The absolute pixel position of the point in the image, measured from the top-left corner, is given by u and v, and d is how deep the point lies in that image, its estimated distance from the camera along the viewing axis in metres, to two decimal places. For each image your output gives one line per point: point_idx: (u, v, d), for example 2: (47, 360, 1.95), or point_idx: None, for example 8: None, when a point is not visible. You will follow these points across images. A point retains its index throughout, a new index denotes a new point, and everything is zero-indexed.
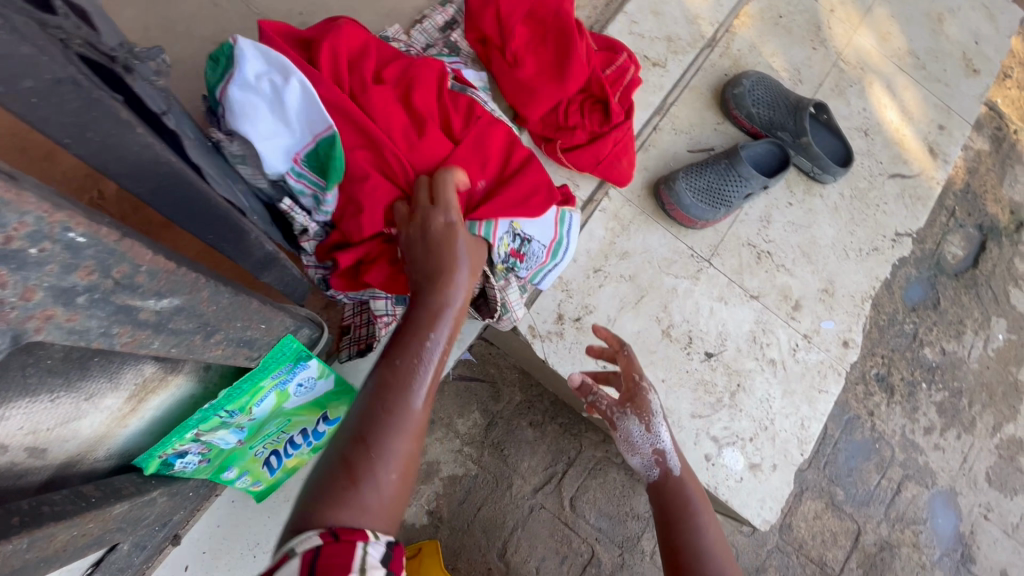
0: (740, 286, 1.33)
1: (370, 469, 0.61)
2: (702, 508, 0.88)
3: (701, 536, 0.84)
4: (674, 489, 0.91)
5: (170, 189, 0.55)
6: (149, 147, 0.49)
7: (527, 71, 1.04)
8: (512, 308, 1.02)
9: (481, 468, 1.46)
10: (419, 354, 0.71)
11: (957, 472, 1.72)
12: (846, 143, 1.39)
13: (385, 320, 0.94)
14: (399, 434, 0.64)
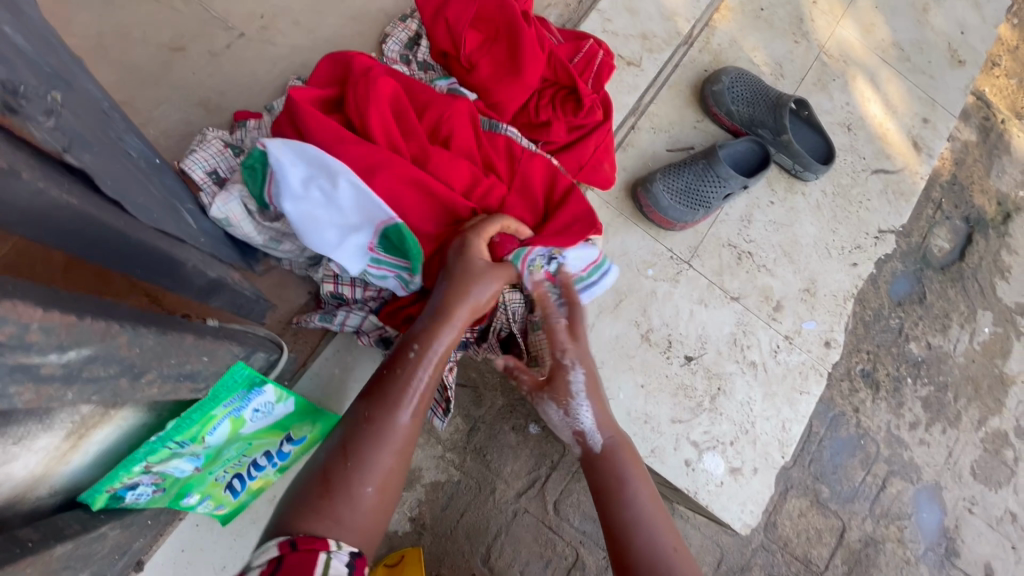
0: (720, 287, 1.31)
1: (346, 480, 0.70)
2: (636, 472, 0.90)
3: (638, 509, 0.85)
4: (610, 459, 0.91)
5: (80, 230, 0.52)
6: (40, 192, 0.45)
7: (487, 75, 1.00)
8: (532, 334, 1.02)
9: (464, 473, 1.45)
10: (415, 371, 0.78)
11: (942, 467, 1.72)
12: (827, 140, 1.37)
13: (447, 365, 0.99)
14: (378, 447, 0.73)
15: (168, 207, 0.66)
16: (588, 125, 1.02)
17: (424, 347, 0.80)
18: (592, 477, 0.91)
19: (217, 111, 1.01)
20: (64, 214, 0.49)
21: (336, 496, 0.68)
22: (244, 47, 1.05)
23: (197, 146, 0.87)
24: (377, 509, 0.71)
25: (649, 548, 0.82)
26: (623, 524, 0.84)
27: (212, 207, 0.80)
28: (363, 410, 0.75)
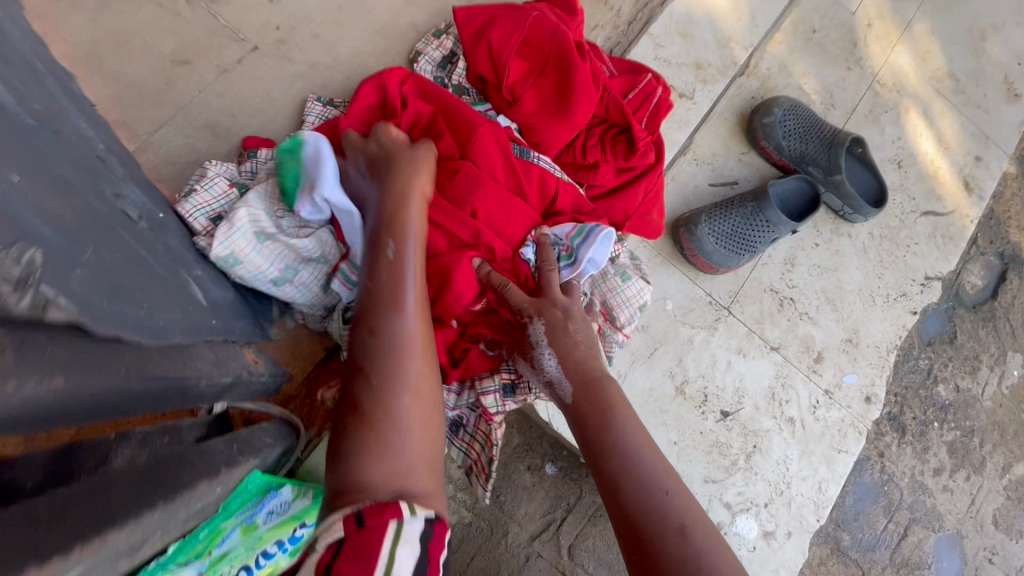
0: (760, 336, 1.23)
1: (381, 446, 0.60)
2: (626, 414, 0.77)
3: (635, 453, 0.73)
4: (598, 394, 0.78)
5: (69, 409, 0.39)
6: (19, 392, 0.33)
7: (530, 111, 0.88)
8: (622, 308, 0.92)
9: (476, 515, 1.37)
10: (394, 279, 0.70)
11: (964, 515, 1.67)
12: (880, 180, 1.27)
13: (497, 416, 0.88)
14: (401, 396, 0.64)
15: (189, 303, 0.55)
16: (637, 168, 0.92)
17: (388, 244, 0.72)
18: (580, 424, 0.77)
19: (225, 136, 0.90)
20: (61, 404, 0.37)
21: (359, 445, 0.59)
22: (257, 63, 0.93)
23: (197, 185, 0.73)
24: (427, 442, 0.63)
25: (651, 499, 0.69)
26: (619, 472, 0.72)
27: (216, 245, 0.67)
28: (362, 377, 0.65)
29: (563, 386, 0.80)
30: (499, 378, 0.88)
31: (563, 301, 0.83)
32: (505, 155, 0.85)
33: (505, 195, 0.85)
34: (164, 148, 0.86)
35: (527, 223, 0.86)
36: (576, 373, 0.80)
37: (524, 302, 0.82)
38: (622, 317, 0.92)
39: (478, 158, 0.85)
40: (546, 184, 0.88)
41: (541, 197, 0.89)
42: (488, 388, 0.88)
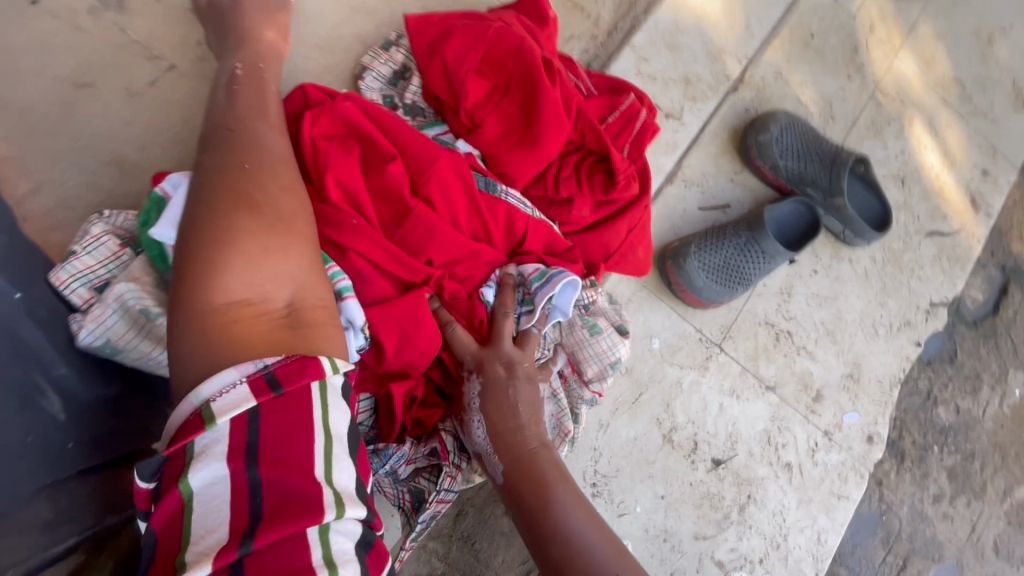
0: (754, 375, 1.12)
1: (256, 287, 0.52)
2: (564, 489, 0.64)
3: (578, 539, 0.60)
4: (534, 469, 0.65)
5: None
6: None
7: (492, 140, 0.74)
8: (590, 364, 0.80)
9: (449, 565, 1.27)
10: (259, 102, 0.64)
11: (964, 543, 1.60)
12: (884, 201, 1.17)
13: (450, 474, 0.72)
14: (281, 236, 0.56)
15: (22, 443, 0.43)
16: (618, 202, 0.80)
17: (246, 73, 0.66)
18: (515, 507, 0.64)
19: (136, 172, 0.77)
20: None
21: (237, 246, 0.52)
22: (175, 85, 0.81)
23: (77, 247, 0.60)
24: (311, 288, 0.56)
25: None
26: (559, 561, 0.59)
27: (84, 333, 0.54)
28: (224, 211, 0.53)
29: (493, 463, 0.67)
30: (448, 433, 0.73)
31: (509, 353, 0.71)
32: (465, 193, 0.71)
33: (463, 241, 0.71)
34: (61, 190, 0.74)
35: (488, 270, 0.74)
36: (509, 448, 0.66)
37: (467, 351, 0.71)
38: (590, 371, 0.80)
39: (433, 199, 0.70)
40: (511, 225, 0.74)
41: (507, 237, 0.75)
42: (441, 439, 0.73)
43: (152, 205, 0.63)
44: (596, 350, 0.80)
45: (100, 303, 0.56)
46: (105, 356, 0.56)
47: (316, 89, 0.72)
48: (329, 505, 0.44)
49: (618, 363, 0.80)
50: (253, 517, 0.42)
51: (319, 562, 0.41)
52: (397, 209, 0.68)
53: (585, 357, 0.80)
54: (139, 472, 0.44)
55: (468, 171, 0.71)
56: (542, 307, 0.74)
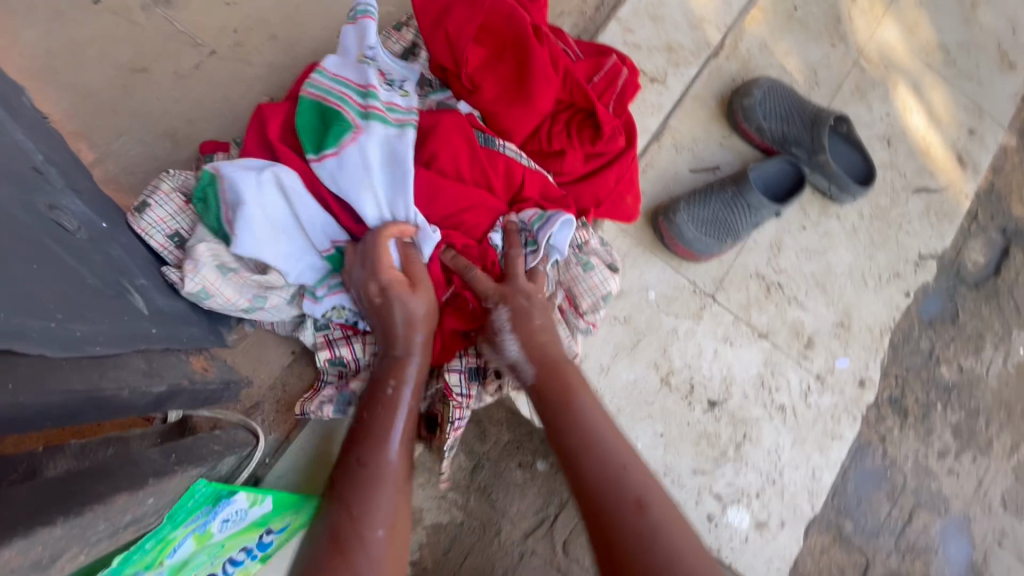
0: (747, 323, 1.20)
1: (355, 529, 0.62)
2: (589, 396, 0.76)
3: (598, 435, 0.71)
4: (561, 376, 0.77)
5: None
6: None
7: (490, 99, 0.84)
8: (585, 295, 0.89)
9: (468, 514, 1.37)
10: (389, 415, 0.69)
11: (970, 497, 1.63)
12: (868, 159, 1.24)
13: (457, 398, 0.83)
14: (383, 486, 0.65)
15: (120, 319, 0.54)
16: (607, 154, 0.89)
17: (387, 387, 0.71)
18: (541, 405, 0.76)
19: (184, 142, 0.89)
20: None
21: (345, 503, 0.64)
22: (215, 67, 0.93)
23: (150, 200, 0.71)
24: (391, 548, 0.63)
25: (610, 479, 0.68)
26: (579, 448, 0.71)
27: (184, 282, 0.68)
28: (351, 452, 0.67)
29: (523, 367, 0.78)
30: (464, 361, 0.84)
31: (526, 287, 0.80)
32: (469, 148, 0.80)
33: (469, 191, 0.80)
34: (124, 158, 0.86)
35: (495, 215, 0.83)
36: (539, 355, 0.78)
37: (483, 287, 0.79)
38: (584, 303, 0.89)
39: (440, 158, 0.79)
40: (511, 175, 0.83)
41: (508, 187, 0.85)
42: (454, 367, 0.84)
43: (207, 185, 0.70)
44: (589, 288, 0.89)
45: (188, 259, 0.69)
46: (195, 300, 0.70)
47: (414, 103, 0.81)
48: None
49: (609, 296, 0.89)
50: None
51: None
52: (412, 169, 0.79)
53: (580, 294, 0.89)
54: None
55: (469, 128, 0.81)
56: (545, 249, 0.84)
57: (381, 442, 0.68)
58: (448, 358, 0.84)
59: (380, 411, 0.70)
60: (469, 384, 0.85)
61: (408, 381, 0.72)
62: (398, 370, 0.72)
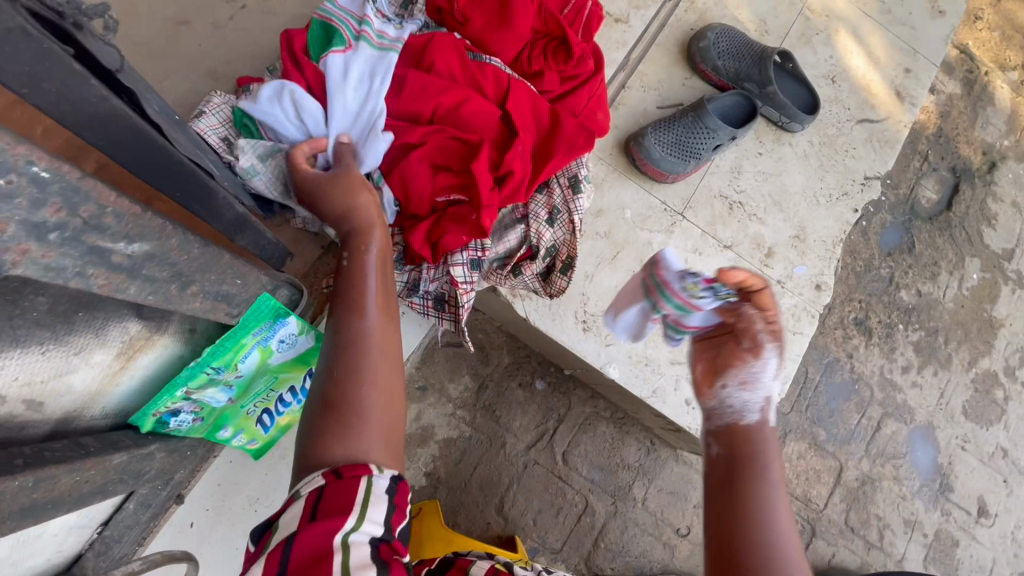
0: (713, 237, 1.36)
1: (342, 394, 0.67)
2: (779, 476, 0.72)
3: (766, 505, 0.69)
4: (749, 443, 0.75)
5: (135, 144, 0.52)
6: (107, 99, 0.46)
7: (478, 27, 1.01)
8: (581, 195, 1.03)
9: (475, 429, 1.52)
10: (356, 285, 0.74)
11: (934, 407, 1.79)
12: (812, 91, 1.43)
13: (464, 287, 0.97)
14: (362, 349, 0.70)
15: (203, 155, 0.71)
16: (580, 76, 1.06)
17: (347, 258, 0.77)
18: (722, 453, 0.76)
19: (224, 79, 1.06)
20: (119, 123, 0.49)
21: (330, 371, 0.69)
22: (246, 18, 1.10)
23: (205, 110, 0.87)
24: (385, 400, 0.69)
25: (763, 548, 0.66)
26: (747, 514, 0.69)
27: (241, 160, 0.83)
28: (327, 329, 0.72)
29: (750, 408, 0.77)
30: (467, 252, 0.95)
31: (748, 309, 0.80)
32: (461, 69, 0.95)
33: (463, 101, 0.92)
34: (175, 92, 1.03)
35: (492, 118, 0.93)
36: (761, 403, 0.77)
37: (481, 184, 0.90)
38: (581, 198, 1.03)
39: (439, 71, 0.94)
40: (499, 89, 0.96)
41: (499, 99, 0.96)
42: (457, 261, 0.95)
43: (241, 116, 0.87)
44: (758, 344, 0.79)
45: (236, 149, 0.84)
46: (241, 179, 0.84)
47: (440, 33, 0.95)
48: (353, 515, 0.59)
49: (586, 180, 1.04)
50: (311, 519, 0.58)
51: (337, 569, 0.55)
52: (413, 84, 0.91)
53: (751, 353, 0.80)
54: (250, 537, 0.62)
55: (461, 52, 0.95)
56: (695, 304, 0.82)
57: (353, 312, 0.72)
58: (453, 251, 0.95)
59: (347, 282, 0.75)
60: (472, 274, 0.97)
61: (366, 258, 0.76)
62: (358, 246, 0.77)
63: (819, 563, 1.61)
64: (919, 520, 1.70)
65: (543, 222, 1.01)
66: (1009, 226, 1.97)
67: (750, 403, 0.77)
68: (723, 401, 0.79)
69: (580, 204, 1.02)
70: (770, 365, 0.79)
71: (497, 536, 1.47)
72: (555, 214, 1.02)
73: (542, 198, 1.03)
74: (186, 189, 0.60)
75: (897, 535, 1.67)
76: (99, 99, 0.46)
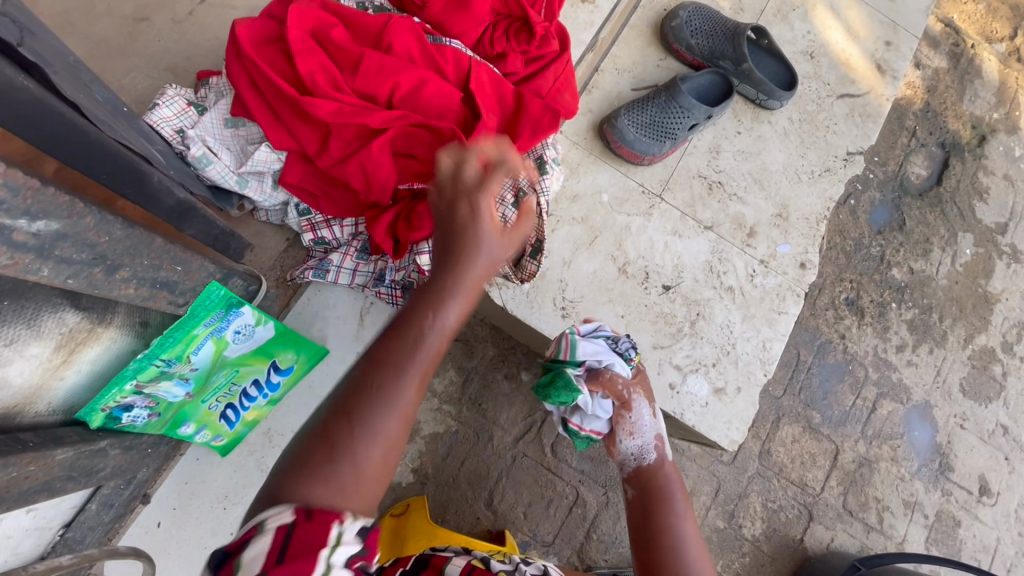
0: (693, 218, 1.34)
1: (350, 443, 0.55)
2: (684, 503, 0.91)
3: (677, 531, 0.87)
4: (653, 480, 0.95)
5: (39, 119, 0.51)
6: (0, 69, 0.45)
7: (438, 10, 0.99)
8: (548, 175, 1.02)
9: (462, 424, 1.50)
10: (418, 331, 0.61)
11: (930, 386, 1.75)
12: (789, 66, 1.40)
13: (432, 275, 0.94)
14: (387, 408, 0.57)
15: (147, 142, 0.69)
16: (545, 57, 1.04)
17: (433, 300, 0.64)
18: (636, 494, 0.95)
19: (184, 74, 1.05)
20: (19, 96, 0.48)
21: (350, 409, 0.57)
22: (206, 13, 1.09)
23: (159, 101, 0.84)
24: (382, 469, 0.56)
25: (675, 559, 0.83)
26: (660, 534, 0.87)
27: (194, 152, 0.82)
28: (373, 364, 0.59)
29: (651, 451, 0.98)
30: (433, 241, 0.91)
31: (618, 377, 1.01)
32: (421, 52, 0.93)
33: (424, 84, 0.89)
34: (135, 89, 1.02)
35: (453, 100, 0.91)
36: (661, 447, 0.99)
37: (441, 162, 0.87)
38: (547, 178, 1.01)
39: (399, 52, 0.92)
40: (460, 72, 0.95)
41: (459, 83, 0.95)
42: (423, 249, 0.91)
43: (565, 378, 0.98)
44: (628, 397, 1.00)
45: (189, 140, 0.83)
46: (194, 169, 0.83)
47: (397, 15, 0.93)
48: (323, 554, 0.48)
49: (555, 160, 1.04)
50: (276, 564, 0.46)
51: None
52: (373, 67, 0.88)
53: (622, 407, 1.00)
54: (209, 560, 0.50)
55: (421, 35, 0.93)
56: (625, 367, 1.02)
57: (400, 362, 0.60)
58: (419, 239, 0.91)
59: (407, 334, 0.61)
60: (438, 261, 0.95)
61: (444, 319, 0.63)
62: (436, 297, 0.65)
63: (817, 548, 1.58)
64: (919, 501, 1.66)
65: (509, 206, 0.98)
66: (1001, 200, 1.94)
67: (643, 448, 0.98)
68: (625, 454, 0.99)
69: (547, 184, 1.01)
70: (643, 407, 1.01)
71: (487, 530, 1.44)
72: (520, 197, 1.00)
73: (508, 181, 1.01)
74: (110, 170, 0.61)
75: (896, 517, 1.64)
76: None
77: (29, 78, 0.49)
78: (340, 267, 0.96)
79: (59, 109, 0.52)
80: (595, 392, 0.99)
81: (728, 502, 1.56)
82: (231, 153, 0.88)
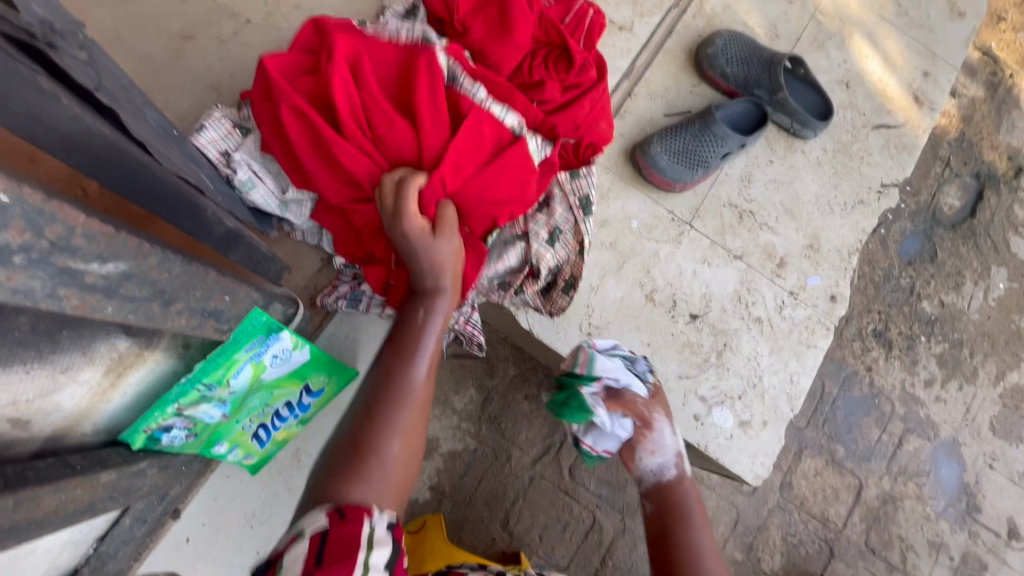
0: (723, 247, 1.33)
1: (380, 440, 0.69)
2: (701, 519, 0.92)
3: (695, 547, 0.88)
4: (672, 497, 0.96)
5: (111, 162, 0.53)
6: (78, 117, 0.47)
7: (479, 37, 1.00)
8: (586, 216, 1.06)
9: (480, 441, 1.50)
10: (417, 334, 0.79)
11: (959, 423, 1.71)
12: (824, 96, 1.39)
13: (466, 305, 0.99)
14: (402, 408, 0.73)
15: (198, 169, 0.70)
16: (582, 85, 1.03)
17: (421, 313, 0.81)
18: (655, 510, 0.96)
19: (227, 93, 1.07)
20: (94, 142, 0.50)
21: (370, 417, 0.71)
22: (251, 32, 1.12)
23: (205, 122, 0.84)
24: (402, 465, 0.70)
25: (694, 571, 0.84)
26: (679, 550, 0.88)
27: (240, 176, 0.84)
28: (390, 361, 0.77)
29: (668, 467, 0.99)
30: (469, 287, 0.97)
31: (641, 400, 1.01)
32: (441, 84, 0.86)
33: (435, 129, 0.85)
34: (179, 107, 1.04)
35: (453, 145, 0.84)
36: (679, 465, 0.99)
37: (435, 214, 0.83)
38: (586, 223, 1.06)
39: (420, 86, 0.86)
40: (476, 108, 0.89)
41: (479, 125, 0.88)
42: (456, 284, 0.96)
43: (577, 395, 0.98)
44: (649, 416, 1.01)
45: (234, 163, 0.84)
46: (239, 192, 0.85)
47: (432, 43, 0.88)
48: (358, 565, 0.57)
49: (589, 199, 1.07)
50: (316, 564, 0.56)
51: None
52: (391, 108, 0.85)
53: (644, 425, 1.01)
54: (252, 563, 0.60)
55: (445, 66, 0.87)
56: (642, 385, 1.02)
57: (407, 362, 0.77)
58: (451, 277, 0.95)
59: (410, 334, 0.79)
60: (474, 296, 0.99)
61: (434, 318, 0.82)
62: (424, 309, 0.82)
63: None
64: (944, 542, 1.62)
65: (544, 243, 1.01)
66: None
67: (662, 466, 0.99)
68: (644, 471, 1.00)
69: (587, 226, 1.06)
70: (664, 427, 1.01)
71: (502, 551, 1.43)
72: (555, 235, 1.03)
73: (543, 218, 1.03)
74: (170, 206, 0.62)
75: (921, 557, 1.60)
76: (71, 117, 0.47)
77: (101, 120, 0.51)
78: (372, 297, 0.96)
79: (130, 151, 0.53)
80: (614, 412, 0.99)
81: (746, 534, 1.54)
82: (274, 176, 0.88)
